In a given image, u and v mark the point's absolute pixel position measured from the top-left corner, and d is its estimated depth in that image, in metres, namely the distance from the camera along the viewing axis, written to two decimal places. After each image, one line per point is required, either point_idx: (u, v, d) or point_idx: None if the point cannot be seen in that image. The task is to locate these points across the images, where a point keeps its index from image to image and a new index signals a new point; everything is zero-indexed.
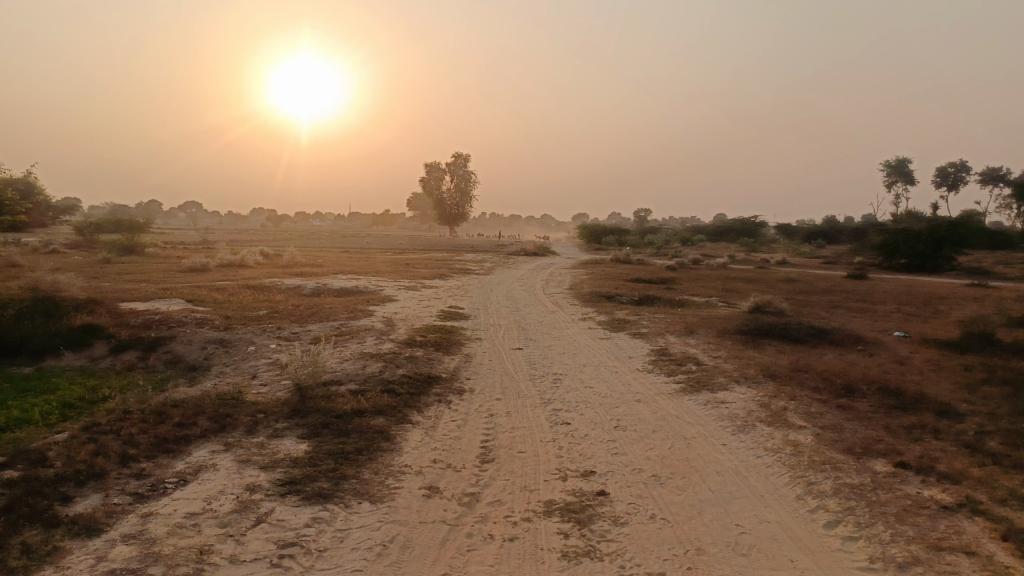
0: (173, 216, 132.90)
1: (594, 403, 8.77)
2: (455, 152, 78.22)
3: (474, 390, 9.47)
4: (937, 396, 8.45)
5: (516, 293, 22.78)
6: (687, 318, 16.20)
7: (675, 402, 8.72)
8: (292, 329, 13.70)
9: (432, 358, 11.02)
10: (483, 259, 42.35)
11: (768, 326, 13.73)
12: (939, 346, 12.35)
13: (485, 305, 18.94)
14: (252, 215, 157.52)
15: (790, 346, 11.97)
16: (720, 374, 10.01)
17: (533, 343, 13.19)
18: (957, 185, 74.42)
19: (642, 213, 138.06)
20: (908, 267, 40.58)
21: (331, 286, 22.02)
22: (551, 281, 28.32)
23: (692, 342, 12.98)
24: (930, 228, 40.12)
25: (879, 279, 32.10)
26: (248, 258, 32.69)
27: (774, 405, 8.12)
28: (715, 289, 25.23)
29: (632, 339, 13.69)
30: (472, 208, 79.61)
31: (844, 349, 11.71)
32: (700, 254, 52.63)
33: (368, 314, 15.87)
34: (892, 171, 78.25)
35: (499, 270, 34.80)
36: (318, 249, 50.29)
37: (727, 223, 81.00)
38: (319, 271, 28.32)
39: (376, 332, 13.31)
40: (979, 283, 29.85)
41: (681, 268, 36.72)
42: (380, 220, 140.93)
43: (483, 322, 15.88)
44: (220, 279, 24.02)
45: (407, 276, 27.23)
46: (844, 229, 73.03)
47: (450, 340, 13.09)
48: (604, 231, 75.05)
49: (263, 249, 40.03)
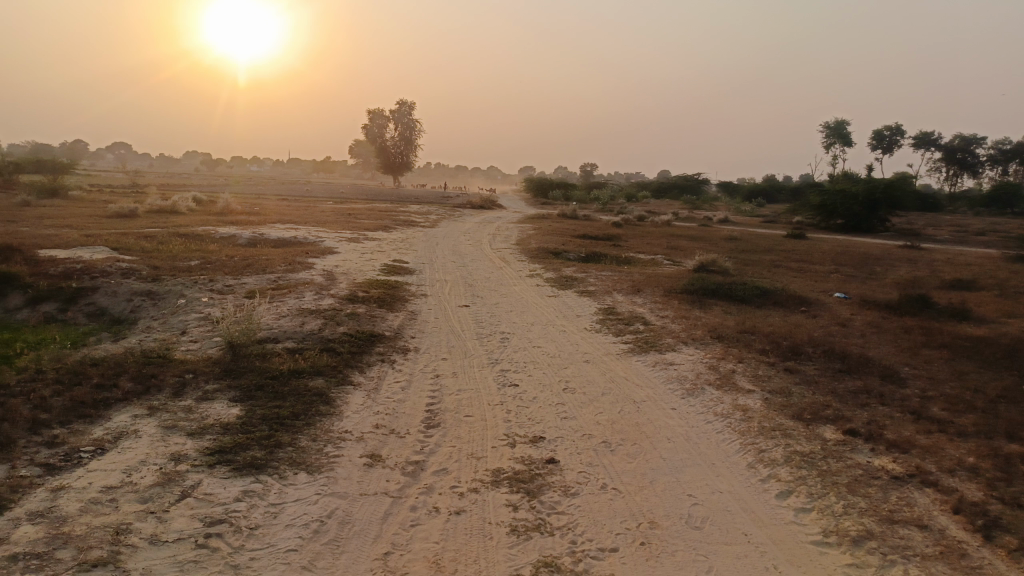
0: (100, 157, 126.49)
1: (542, 364, 8.57)
2: (400, 99, 76.18)
3: (419, 349, 9.15)
4: (880, 360, 8.55)
5: (462, 247, 22.35)
6: (633, 277, 16.13)
7: (623, 363, 8.59)
8: (227, 282, 13.05)
9: (375, 315, 10.63)
10: (428, 211, 41.61)
11: (714, 286, 13.74)
12: (878, 308, 12.58)
13: (430, 260, 18.50)
14: (187, 158, 151.32)
15: (737, 306, 12.00)
16: (668, 334, 9.94)
17: (479, 301, 12.90)
18: (892, 148, 76.51)
19: (588, 168, 137.96)
20: (844, 228, 41.65)
21: (268, 235, 21.17)
22: (497, 235, 28.00)
23: (640, 301, 12.90)
24: (867, 190, 41.13)
25: (818, 239, 32.79)
26: (180, 205, 31.22)
27: (723, 367, 8.07)
28: (660, 247, 25.31)
29: (579, 296, 13.54)
30: (417, 157, 78.00)
31: (788, 311, 11.80)
32: (645, 210, 52.93)
33: (307, 268, 15.24)
34: (831, 132, 79.84)
35: (445, 222, 34.19)
36: (256, 196, 48.51)
37: (672, 179, 81.63)
38: (257, 220, 27.26)
39: (316, 286, 12.78)
40: (911, 245, 30.83)
41: (626, 225, 36.81)
42: (322, 167, 137.17)
43: (427, 277, 15.48)
44: (150, 226, 22.81)
45: (349, 227, 26.47)
46: (784, 188, 74.50)
47: (393, 296, 12.67)
48: (550, 184, 74.71)
49: (197, 195, 38.35)
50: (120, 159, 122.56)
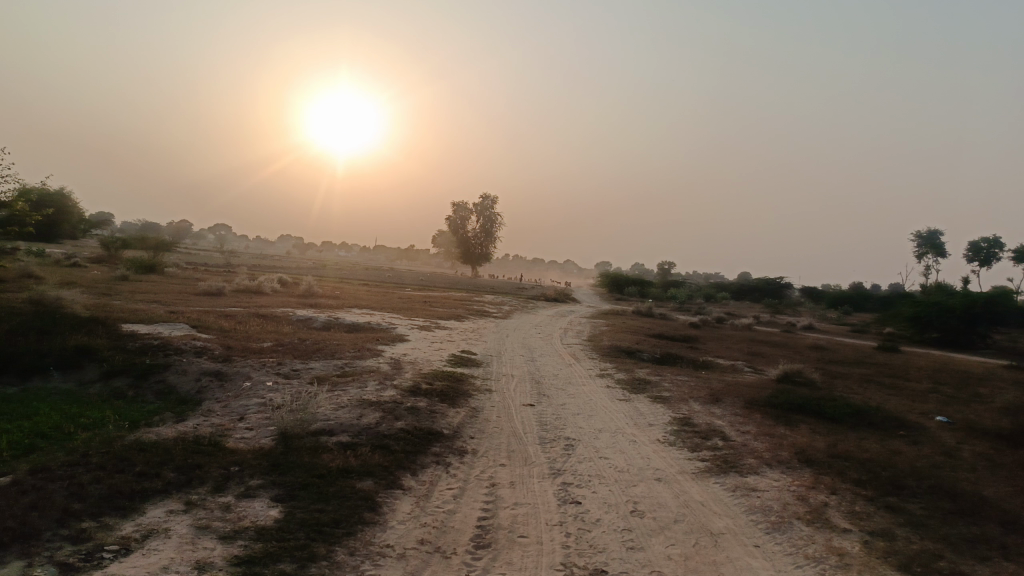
0: (201, 237, 134.55)
1: (609, 479, 7.87)
2: (483, 193, 78.46)
3: (478, 453, 8.62)
4: (999, 502, 7.45)
5: (532, 340, 21.89)
6: (711, 383, 15.23)
7: (699, 484, 7.80)
8: (294, 367, 12.96)
9: (435, 411, 10.20)
10: (503, 302, 41.65)
11: (800, 400, 12.72)
12: (989, 437, 11.27)
13: (499, 352, 18.10)
14: (280, 241, 159.32)
15: (826, 425, 10.99)
16: (750, 454, 9.07)
17: (546, 400, 12.30)
18: (990, 261, 72.88)
19: (665, 266, 137.23)
20: (940, 342, 39.18)
21: (342, 320, 21.35)
22: (570, 330, 27.48)
23: (718, 412, 12.02)
24: (965, 303, 38.82)
25: (912, 353, 30.81)
26: (265, 286, 32.22)
27: (813, 499, 7.18)
28: (740, 352, 24.21)
29: (652, 402, 12.77)
30: (496, 248, 79.32)
31: (885, 434, 10.70)
32: (724, 312, 51.62)
33: (374, 355, 15.07)
34: (923, 242, 76.99)
35: (518, 314, 33.94)
36: (338, 281, 49.89)
37: (752, 282, 79.75)
38: (334, 304, 27.75)
39: (380, 375, 12.51)
40: (1018, 366, 28.52)
41: (704, 326, 35.71)
42: (404, 254, 141.48)
43: (495, 372, 15.02)
44: (232, 305, 23.43)
45: (422, 315, 26.54)
46: (872, 296, 71.57)
47: (458, 390, 12.24)
48: (627, 281, 74.25)
49: (282, 277, 39.68)
50: (218, 240, 129.80)
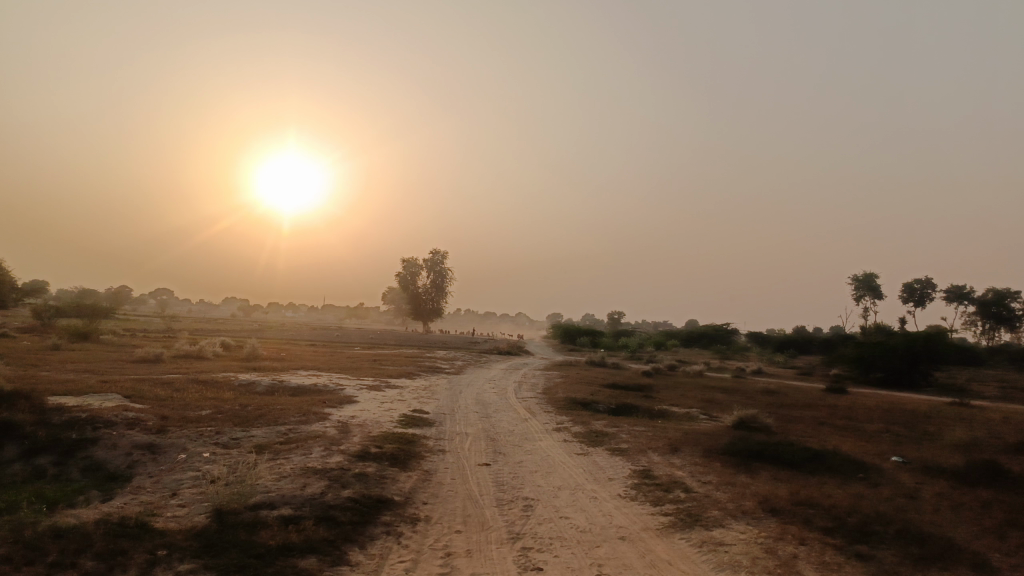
0: (141, 302, 130.37)
1: (570, 541, 7.48)
2: (433, 249, 78.39)
3: (431, 520, 8.14)
4: (966, 544, 7.30)
5: (486, 396, 21.40)
6: (668, 433, 15.00)
7: (665, 542, 7.46)
8: (234, 435, 12.25)
9: (386, 476, 9.68)
10: (455, 357, 41.08)
11: (758, 447, 12.57)
12: (945, 476, 11.25)
13: (452, 410, 17.58)
14: (225, 304, 155.78)
15: (786, 472, 10.81)
16: (714, 505, 8.79)
17: (501, 459, 11.86)
18: (924, 301, 75.67)
19: (615, 316, 138.65)
20: (885, 382, 40.02)
21: (287, 383, 20.54)
22: (523, 383, 27.09)
23: (677, 462, 11.75)
24: (905, 343, 39.89)
25: (859, 394, 31.29)
26: (206, 351, 31.02)
27: (782, 551, 6.91)
28: (695, 399, 24.15)
29: (611, 456, 12.43)
30: (447, 304, 78.84)
31: (845, 478, 10.57)
32: (675, 359, 51.95)
33: (321, 419, 14.41)
34: (860, 284, 79.63)
35: (471, 369, 33.39)
36: (285, 342, 48.55)
37: (701, 329, 80.82)
38: (279, 366, 26.82)
39: (326, 440, 11.91)
40: (961, 402, 29.19)
41: (657, 374, 35.73)
42: (353, 313, 139.73)
43: (448, 431, 14.51)
44: (170, 372, 22.37)
45: (372, 374, 25.82)
46: (816, 339, 73.24)
47: (409, 452, 11.72)
48: (579, 331, 74.45)
49: (226, 340, 38.40)
50: (159, 304, 125.90)
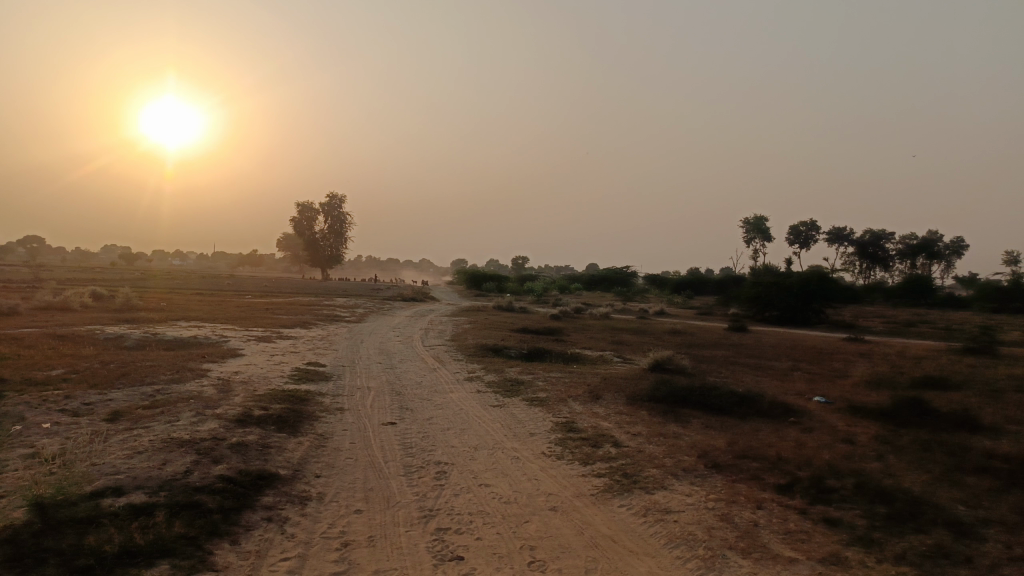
0: (8, 251, 119.52)
1: (493, 517, 6.29)
2: (330, 193, 75.02)
3: (325, 498, 6.76)
4: (927, 497, 6.62)
5: (390, 345, 19.97)
6: (586, 379, 14.10)
7: (603, 512, 6.40)
8: (86, 400, 10.29)
9: (271, 444, 8.15)
10: (355, 304, 39.20)
11: (683, 390, 11.79)
12: (874, 417, 10.80)
13: (351, 361, 16.04)
14: (106, 252, 145.21)
15: (718, 419, 10.05)
16: (652, 463, 7.81)
17: (408, 416, 10.51)
18: (809, 243, 79.08)
19: (517, 260, 138.89)
20: (779, 320, 41.20)
21: (163, 336, 18.29)
22: (429, 329, 25.74)
23: (601, 411, 10.78)
24: (799, 282, 41.05)
25: (760, 332, 31.78)
26: (73, 302, 27.79)
27: (739, 519, 5.96)
28: (606, 341, 23.56)
29: (529, 407, 11.33)
30: (347, 249, 76.04)
31: (779, 424, 9.90)
32: (580, 302, 52.05)
33: (198, 377, 12.57)
34: (750, 228, 82.25)
35: (374, 317, 31.69)
36: (168, 291, 44.91)
37: (602, 271, 81.50)
38: (157, 318, 24.28)
39: (200, 403, 10.17)
40: (852, 338, 30.22)
41: (565, 318, 35.14)
42: (248, 260, 133.59)
43: (346, 386, 12.97)
44: (23, 327, 19.58)
45: (263, 324, 23.78)
46: (710, 280, 75.39)
47: (301, 413, 10.16)
48: (483, 275, 73.52)
49: (98, 290, 34.86)
50: (31, 252, 115.51)
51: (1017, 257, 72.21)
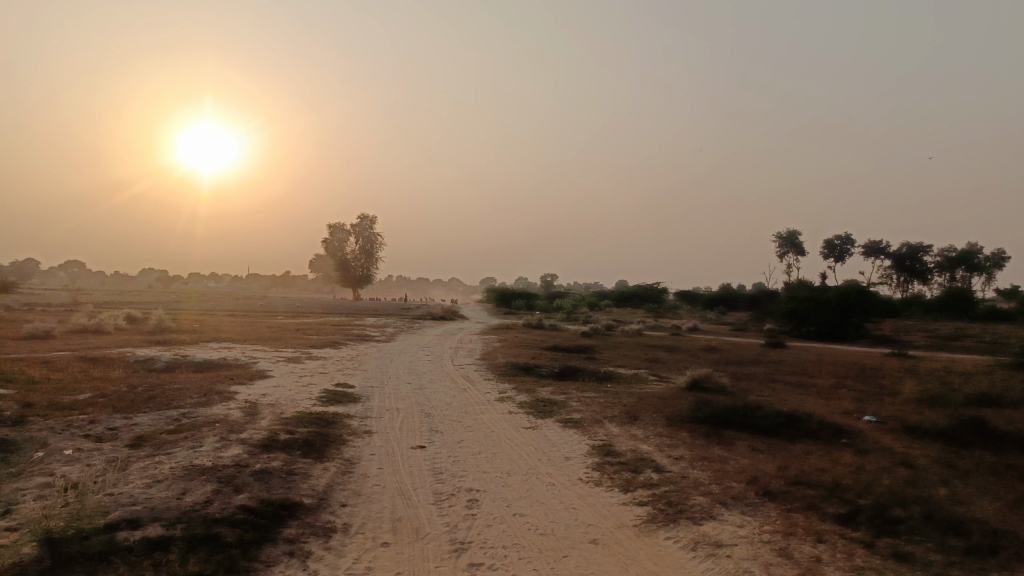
0: (50, 276, 122.42)
1: (529, 552, 5.85)
2: (360, 213, 75.50)
3: (351, 529, 6.38)
4: (1006, 527, 6.02)
5: (420, 365, 19.62)
6: (622, 398, 13.59)
7: (648, 545, 5.91)
8: (111, 425, 10.08)
9: (296, 471, 7.81)
10: (385, 324, 39.02)
11: (726, 410, 11.23)
12: (932, 438, 10.14)
13: (381, 382, 15.71)
14: (143, 276, 147.91)
15: (765, 441, 9.49)
16: (697, 490, 7.30)
17: (438, 439, 10.12)
18: (844, 256, 77.41)
19: (546, 278, 138.35)
20: (817, 335, 40.10)
21: (192, 358, 18.15)
22: (460, 349, 25.38)
23: (639, 433, 10.28)
24: (838, 296, 39.96)
25: (799, 348, 30.87)
26: (106, 325, 27.97)
27: (799, 554, 5.43)
28: (640, 359, 22.96)
29: (563, 429, 10.86)
30: (377, 269, 76.26)
31: (831, 447, 9.30)
32: (611, 319, 51.34)
33: (225, 400, 12.32)
34: (783, 242, 80.82)
35: (404, 336, 31.44)
36: (201, 313, 45.18)
37: (633, 288, 80.66)
38: (188, 340, 24.25)
39: (225, 427, 9.90)
40: (896, 353, 29.16)
41: (597, 335, 34.56)
42: (280, 281, 135.04)
43: (374, 408, 12.62)
44: (56, 350, 19.63)
45: (292, 345, 23.63)
46: (743, 295, 74.13)
47: (327, 437, 9.83)
48: (513, 293, 73.12)
49: (132, 313, 35.10)
50: (72, 277, 118.14)
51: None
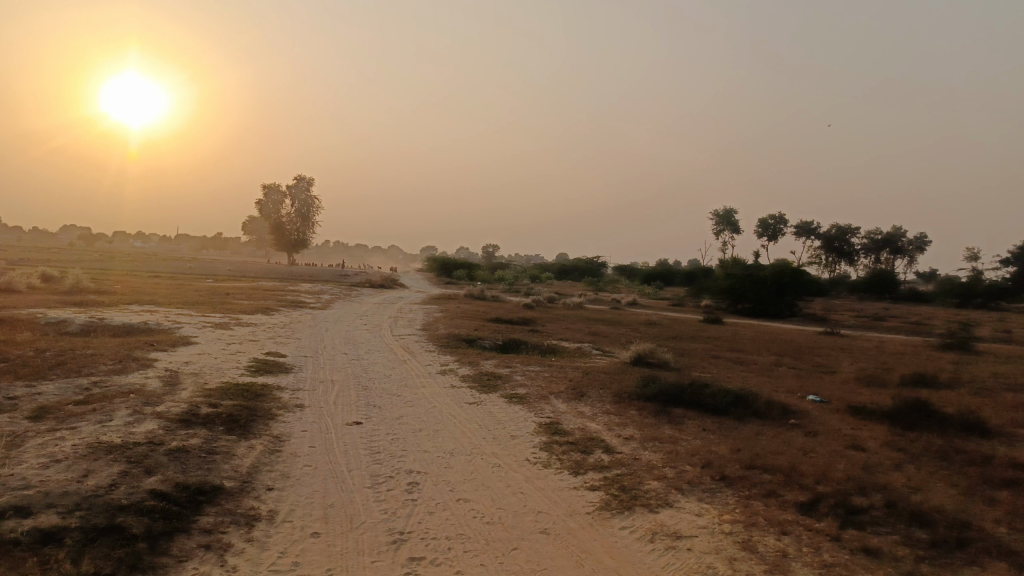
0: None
1: (475, 544, 5.35)
2: (297, 174, 73.07)
3: (276, 517, 5.74)
4: (968, 517, 5.83)
5: (357, 334, 18.86)
6: (568, 373, 13.22)
7: (603, 536, 5.50)
8: (11, 393, 9.09)
9: (218, 451, 7.09)
10: (321, 290, 37.82)
11: (675, 387, 10.96)
12: (878, 420, 10.08)
13: (315, 352, 14.93)
14: (64, 232, 140.60)
15: (716, 421, 9.23)
16: (652, 474, 6.93)
17: (375, 414, 9.52)
18: (778, 236, 79.25)
19: (487, 247, 137.82)
20: (753, 312, 40.81)
21: (110, 321, 16.92)
22: (399, 318, 24.64)
23: (588, 411, 9.90)
24: (775, 274, 40.55)
25: (736, 325, 31.25)
26: (18, 283, 26.09)
27: (764, 548, 5.10)
28: (583, 333, 22.71)
29: (508, 405, 10.40)
30: (314, 233, 74.14)
31: (782, 428, 9.10)
32: (552, 291, 51.23)
33: (143, 368, 11.38)
34: (720, 220, 82.15)
35: (341, 304, 30.44)
36: (124, 274, 42.85)
37: (573, 261, 80.86)
38: (107, 301, 22.76)
39: (140, 398, 9.03)
40: (829, 332, 29.80)
41: (539, 307, 34.30)
42: (213, 242, 130.48)
43: (308, 379, 11.90)
44: None
45: (221, 309, 22.46)
46: (680, 271, 75.19)
47: (255, 411, 9.09)
48: (453, 263, 72.30)
49: (48, 271, 32.94)
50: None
51: (978, 253, 73.24)
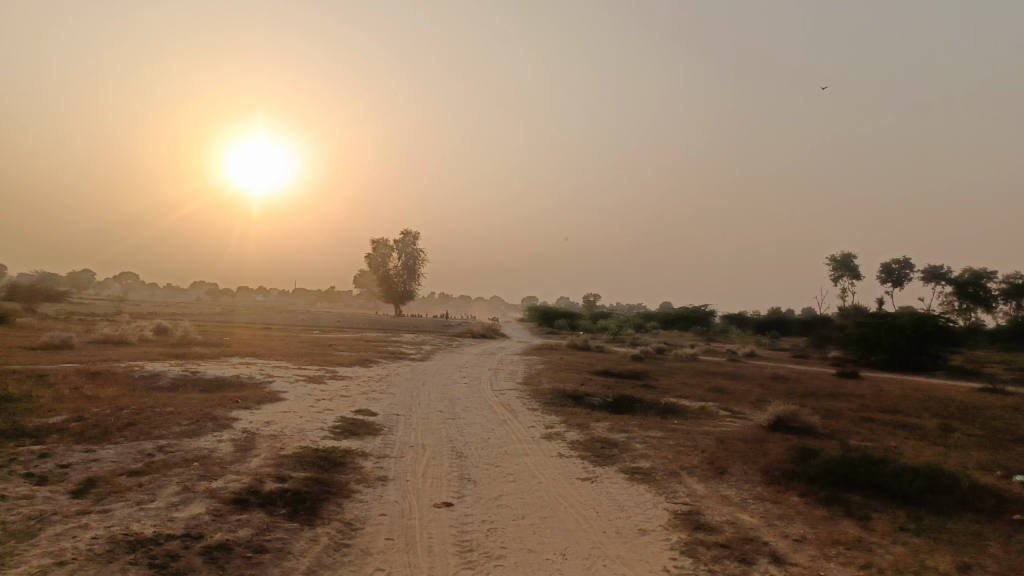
0: (103, 286, 124.09)
1: None
2: (404, 229, 74.21)
3: None
4: None
5: (454, 389, 17.36)
6: (697, 440, 11.14)
7: None
8: (65, 461, 8.02)
9: (270, 549, 5.56)
10: (423, 341, 36.91)
11: (841, 464, 8.72)
12: None
13: (408, 410, 13.47)
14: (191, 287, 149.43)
15: (911, 517, 6.97)
16: None
17: (470, 493, 7.84)
18: (902, 282, 73.03)
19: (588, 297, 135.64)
20: (888, 365, 36.64)
21: (202, 375, 16.14)
22: (500, 371, 22.99)
23: (732, 495, 7.84)
24: (913, 322, 36.36)
25: (875, 379, 27.70)
26: (128, 336, 26.23)
27: None
28: (702, 389, 20.31)
29: (632, 483, 8.48)
30: (419, 285, 74.51)
31: (1007, 529, 6.72)
32: (660, 342, 48.43)
33: (219, 429, 10.21)
34: (836, 265, 76.75)
35: (441, 355, 29.19)
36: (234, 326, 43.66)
37: (679, 310, 77.42)
38: (207, 354, 22.31)
39: (201, 469, 7.74)
40: (987, 387, 25.82)
41: (649, 359, 31.88)
42: (324, 296, 135.10)
43: (395, 444, 10.39)
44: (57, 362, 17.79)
45: (318, 361, 21.57)
46: (796, 320, 70.25)
47: (330, 487, 7.63)
48: (555, 312, 70.66)
49: (162, 324, 33.54)
50: (122, 287, 119.42)
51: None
